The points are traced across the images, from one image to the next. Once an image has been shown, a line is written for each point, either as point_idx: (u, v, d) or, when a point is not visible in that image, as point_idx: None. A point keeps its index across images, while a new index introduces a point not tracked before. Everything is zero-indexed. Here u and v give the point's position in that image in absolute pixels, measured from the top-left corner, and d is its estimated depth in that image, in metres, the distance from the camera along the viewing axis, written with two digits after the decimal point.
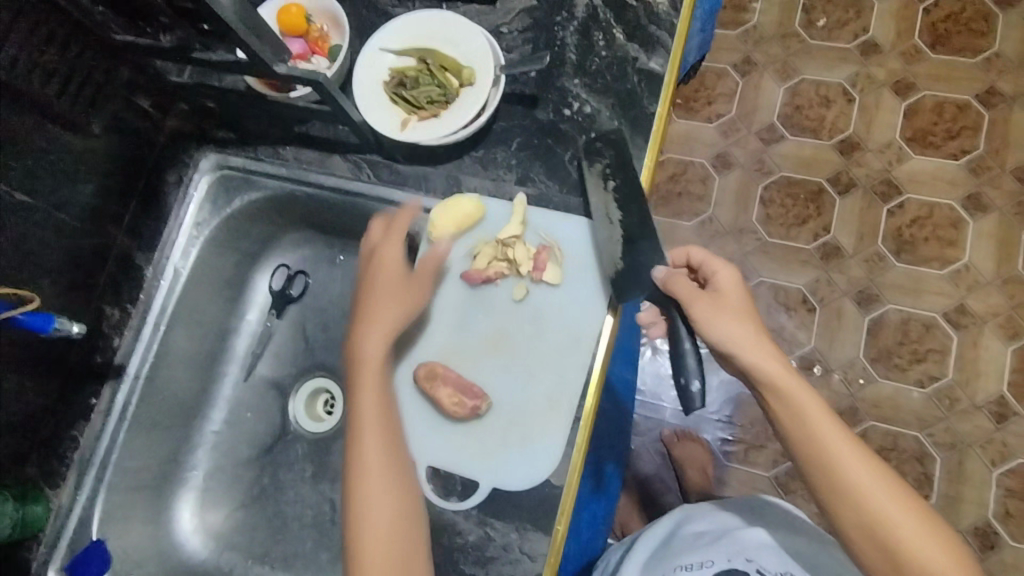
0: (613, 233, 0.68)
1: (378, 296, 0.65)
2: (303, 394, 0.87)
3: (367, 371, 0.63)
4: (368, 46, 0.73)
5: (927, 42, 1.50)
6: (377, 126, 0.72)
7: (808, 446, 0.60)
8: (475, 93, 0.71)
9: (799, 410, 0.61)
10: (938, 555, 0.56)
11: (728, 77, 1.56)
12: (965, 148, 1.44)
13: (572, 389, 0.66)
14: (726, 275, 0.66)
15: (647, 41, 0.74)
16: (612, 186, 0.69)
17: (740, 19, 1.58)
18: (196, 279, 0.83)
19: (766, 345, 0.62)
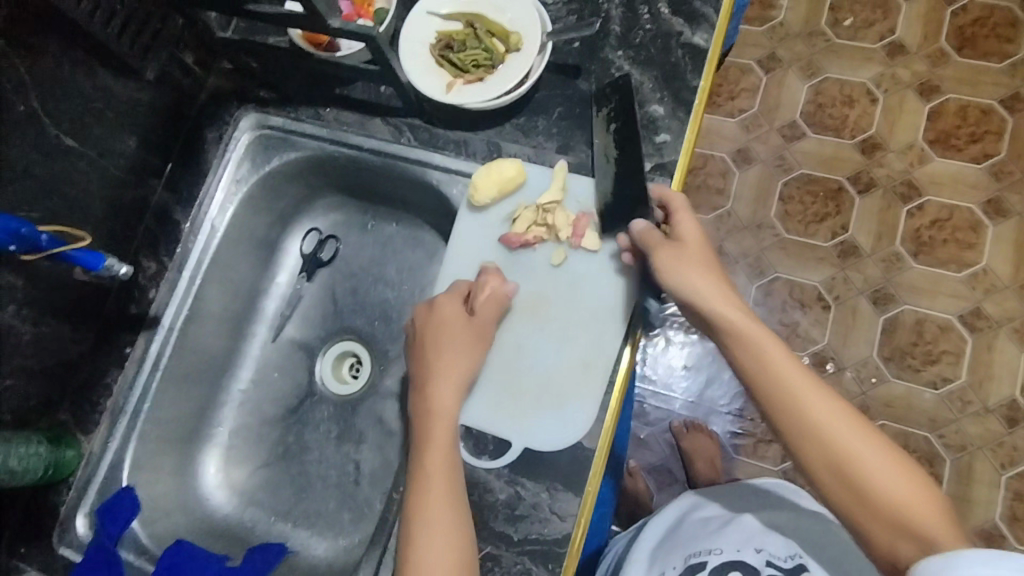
0: (607, 168, 0.70)
1: (444, 346, 0.66)
2: (331, 355, 0.88)
3: (438, 409, 0.63)
4: (416, 9, 0.74)
5: (954, 46, 1.50)
6: (423, 88, 0.72)
7: (767, 385, 0.60)
8: (521, 60, 0.72)
9: (755, 348, 0.61)
10: (903, 487, 0.54)
11: (752, 73, 1.56)
12: (988, 152, 1.44)
13: (607, 355, 0.67)
14: (689, 225, 0.65)
15: (691, 17, 0.74)
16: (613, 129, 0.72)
17: (766, 16, 1.58)
18: (230, 237, 0.83)
19: (721, 287, 0.63)
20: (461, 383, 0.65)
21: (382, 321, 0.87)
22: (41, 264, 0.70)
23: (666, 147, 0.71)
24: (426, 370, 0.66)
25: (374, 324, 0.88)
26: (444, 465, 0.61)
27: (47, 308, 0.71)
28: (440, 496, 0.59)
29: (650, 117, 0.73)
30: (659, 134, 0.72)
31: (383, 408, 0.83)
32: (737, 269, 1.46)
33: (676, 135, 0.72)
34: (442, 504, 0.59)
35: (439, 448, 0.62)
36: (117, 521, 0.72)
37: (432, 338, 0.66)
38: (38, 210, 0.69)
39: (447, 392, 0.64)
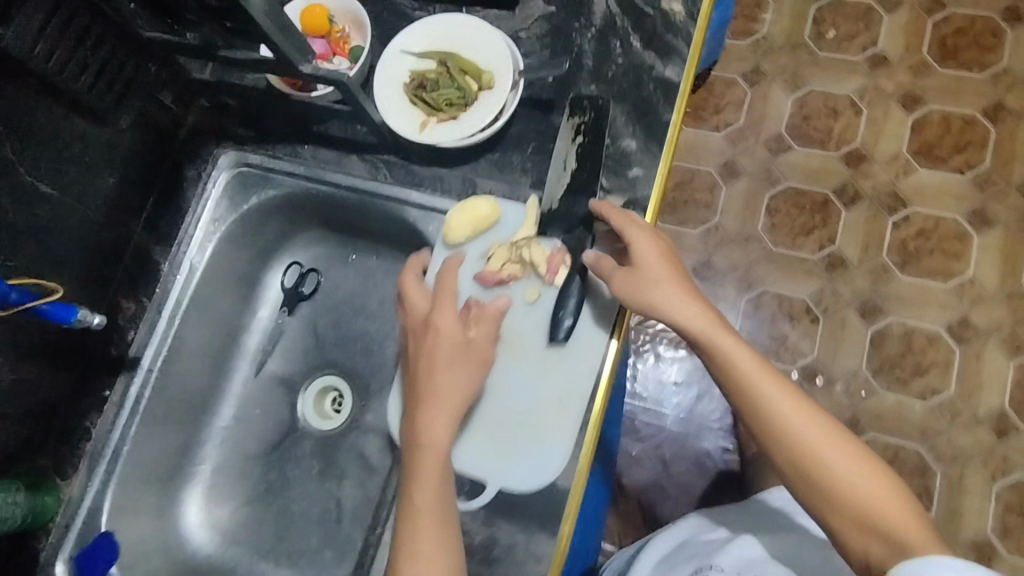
0: (562, 178, 0.72)
1: (440, 370, 0.64)
2: (313, 390, 0.88)
3: (432, 436, 0.62)
4: (390, 48, 0.74)
5: (936, 56, 1.51)
6: (396, 127, 0.72)
7: (744, 396, 0.63)
8: (494, 97, 0.72)
9: (730, 360, 0.63)
10: (871, 488, 0.58)
11: (738, 86, 1.57)
12: (972, 162, 1.45)
13: (581, 393, 0.66)
14: (641, 241, 0.65)
15: (663, 50, 0.75)
16: (579, 141, 0.73)
17: (750, 29, 1.59)
18: (207, 277, 0.83)
19: (694, 300, 0.65)
20: (458, 409, 0.64)
21: (364, 355, 0.88)
22: (16, 320, 0.69)
23: (638, 183, 0.72)
24: (419, 396, 0.64)
25: (355, 358, 0.88)
26: (434, 499, 0.61)
27: (24, 355, 0.71)
28: (427, 528, 0.60)
29: (622, 152, 0.73)
30: (631, 169, 0.72)
31: (365, 443, 0.83)
32: (726, 283, 1.46)
33: (648, 169, 0.72)
34: (431, 532, 0.59)
35: (429, 479, 0.61)
36: (95, 567, 0.73)
37: (425, 360, 0.65)
38: (14, 258, 0.69)
39: (439, 421, 0.63)
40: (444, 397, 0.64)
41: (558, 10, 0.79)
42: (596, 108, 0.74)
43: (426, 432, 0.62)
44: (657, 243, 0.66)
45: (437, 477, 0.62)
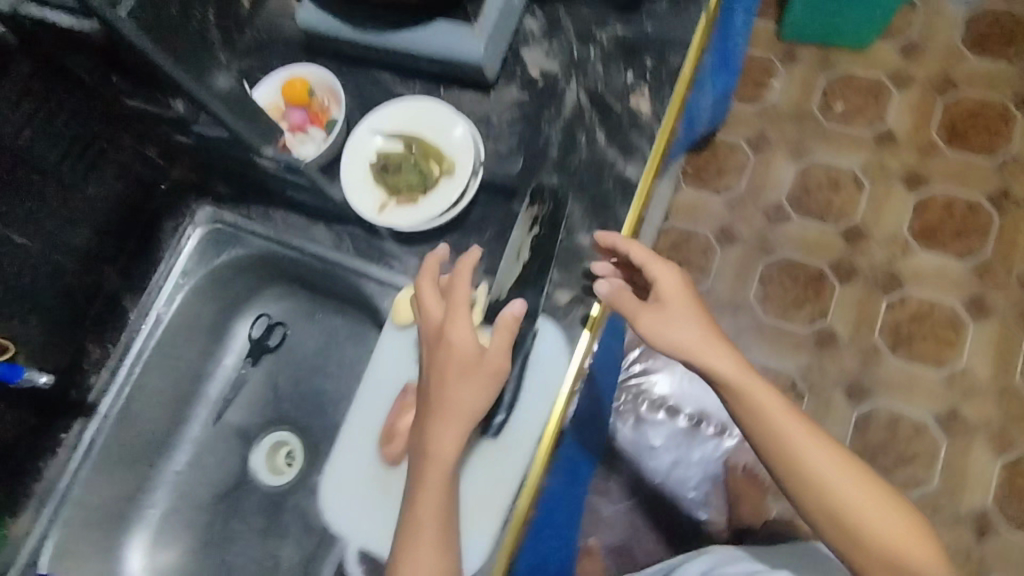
0: (514, 267, 0.72)
1: (452, 387, 0.62)
2: (266, 446, 0.90)
3: (442, 446, 0.61)
4: (361, 125, 0.76)
5: (944, 137, 1.51)
6: (357, 205, 0.74)
7: (771, 439, 0.65)
8: (454, 182, 0.74)
9: (760, 403, 0.65)
10: (889, 527, 0.62)
11: (741, 151, 1.57)
12: (972, 248, 1.43)
13: (507, 488, 0.68)
14: (661, 272, 0.68)
15: (627, 148, 0.76)
16: (535, 231, 0.74)
17: (758, 95, 1.60)
18: (171, 331, 0.87)
19: (720, 338, 0.67)
20: (468, 425, 0.62)
21: (320, 415, 0.90)
22: None
23: (587, 280, 0.73)
24: (430, 409, 0.63)
25: (311, 417, 0.90)
26: (439, 510, 0.61)
27: None
28: (427, 541, 0.60)
29: (575, 246, 0.74)
30: (581, 265, 0.73)
31: (309, 505, 0.86)
32: None
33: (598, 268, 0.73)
34: (433, 545, 0.60)
35: (434, 490, 0.61)
36: None
37: (438, 372, 0.63)
38: None
39: (449, 437, 0.61)
40: (451, 413, 0.61)
41: (531, 98, 0.81)
42: (555, 200, 0.75)
43: (436, 445, 0.62)
44: (678, 275, 0.68)
45: (440, 493, 0.61)
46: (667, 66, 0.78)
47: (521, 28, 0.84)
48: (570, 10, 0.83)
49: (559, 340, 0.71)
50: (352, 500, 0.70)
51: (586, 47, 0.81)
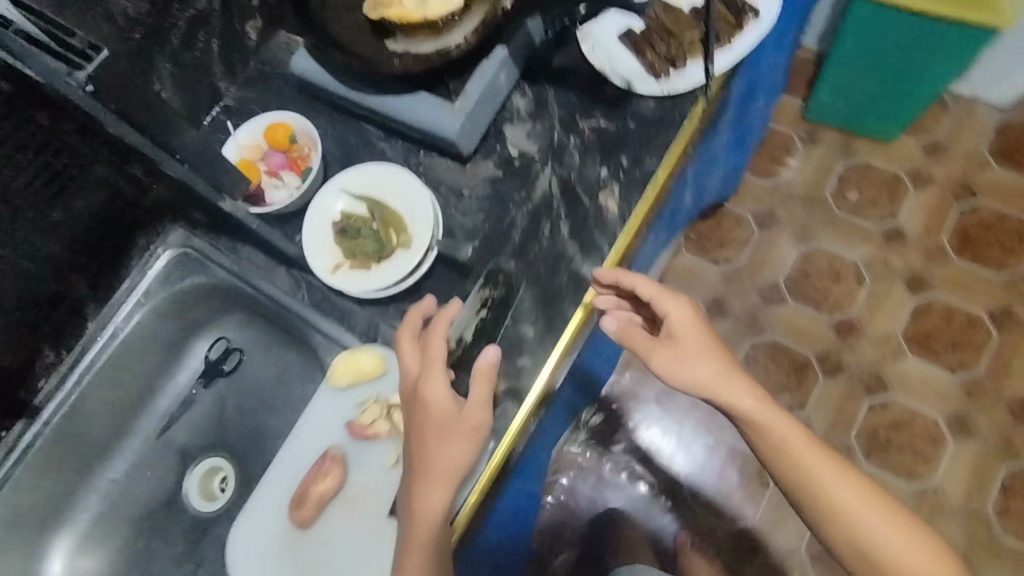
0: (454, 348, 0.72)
1: (430, 443, 0.63)
2: (199, 472, 0.91)
3: (428, 491, 0.63)
4: (330, 184, 0.78)
5: (954, 245, 1.49)
6: (313, 262, 0.75)
7: (782, 462, 0.70)
8: (409, 254, 0.74)
9: (771, 430, 0.70)
10: (902, 541, 0.67)
11: (746, 225, 1.56)
12: (965, 364, 1.40)
13: None
14: (671, 304, 0.70)
15: (587, 245, 0.76)
16: (482, 315, 0.74)
17: (772, 170, 1.59)
18: (126, 345, 0.89)
19: (730, 366, 0.70)
20: (452, 473, 0.63)
21: (259, 448, 0.91)
22: None
23: (523, 372, 0.72)
24: (416, 471, 0.64)
25: (249, 449, 0.91)
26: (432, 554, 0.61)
27: None
28: None
29: (518, 337, 0.74)
30: (519, 357, 0.73)
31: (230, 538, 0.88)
32: None
33: (537, 362, 0.73)
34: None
35: (419, 551, 0.62)
36: None
37: (419, 428, 0.65)
38: None
39: (432, 488, 0.62)
40: (435, 472, 0.63)
41: (505, 176, 0.81)
42: (508, 285, 0.75)
43: (421, 492, 0.63)
44: (685, 308, 0.71)
45: (429, 541, 0.61)
46: (643, 166, 0.78)
47: (508, 104, 0.84)
48: (560, 93, 0.84)
49: None
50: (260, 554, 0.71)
51: (568, 134, 0.82)
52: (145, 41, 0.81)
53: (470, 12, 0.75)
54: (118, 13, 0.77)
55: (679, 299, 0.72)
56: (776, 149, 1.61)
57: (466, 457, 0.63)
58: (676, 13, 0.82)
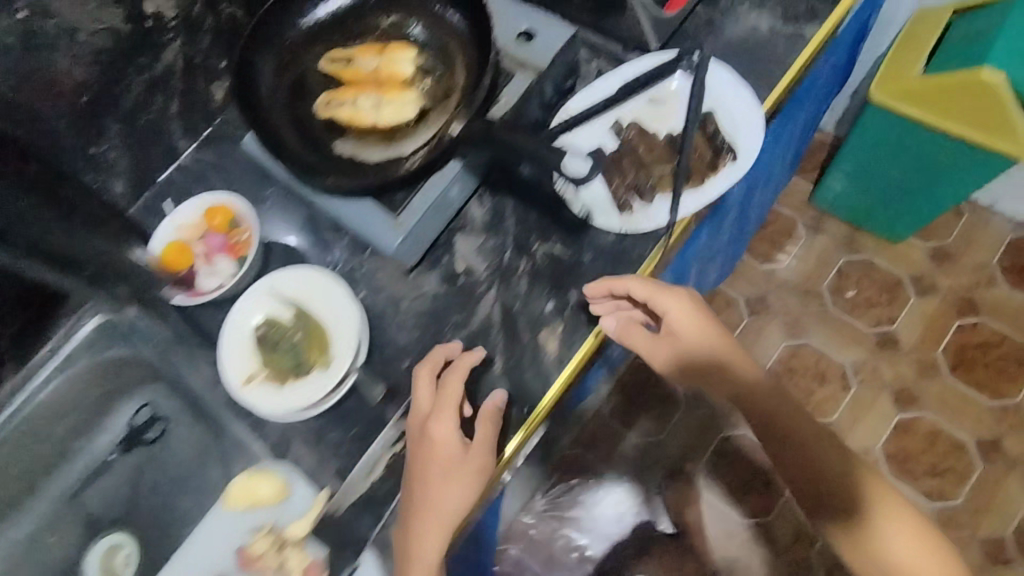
0: (363, 481, 0.69)
1: (434, 483, 0.63)
2: (101, 547, 0.87)
3: (430, 525, 0.62)
4: (259, 282, 0.73)
5: (949, 361, 1.41)
6: (225, 368, 0.70)
7: (786, 449, 0.70)
8: (326, 375, 0.69)
9: (770, 416, 0.71)
10: (913, 548, 0.65)
11: (736, 309, 1.49)
12: (944, 492, 1.32)
13: None
14: (671, 298, 0.70)
15: (518, 386, 0.71)
16: (399, 447, 0.70)
17: (771, 255, 1.52)
18: (44, 409, 0.87)
19: (730, 351, 0.72)
20: (456, 508, 0.63)
21: (167, 528, 0.87)
22: None
23: None
24: (413, 507, 0.63)
25: (156, 527, 0.87)
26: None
27: None
28: None
29: None
30: None
31: None
32: None
33: None
34: None
35: None
36: None
37: (422, 468, 0.64)
38: None
39: (432, 526, 0.62)
40: (433, 514, 0.62)
41: (447, 294, 0.77)
42: None
43: (421, 524, 0.62)
44: (683, 299, 0.71)
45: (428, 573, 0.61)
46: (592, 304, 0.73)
47: (463, 212, 0.79)
48: (519, 208, 0.78)
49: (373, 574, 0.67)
50: None
51: (519, 257, 0.77)
52: (93, 103, 0.76)
53: (427, 122, 0.70)
54: (63, 77, 0.72)
55: (678, 289, 0.72)
56: (777, 233, 1.54)
57: (469, 498, 0.63)
58: (650, 143, 0.77)
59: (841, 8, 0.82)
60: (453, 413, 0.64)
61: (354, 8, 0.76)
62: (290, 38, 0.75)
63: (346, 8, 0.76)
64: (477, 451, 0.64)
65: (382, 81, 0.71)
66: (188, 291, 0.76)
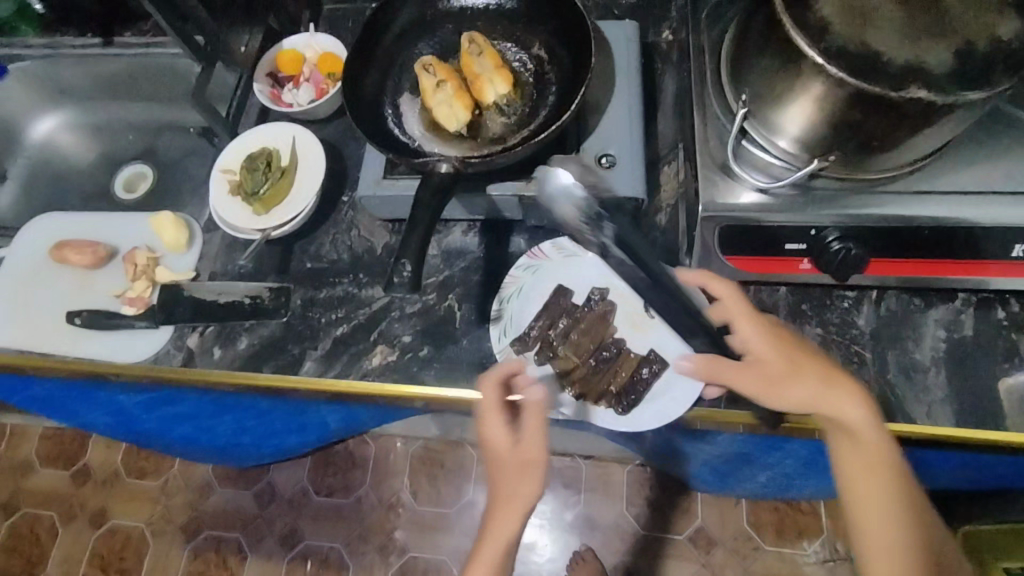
0: (212, 293, 0.85)
1: (501, 481, 0.66)
2: (127, 172, 1.18)
3: (505, 512, 0.66)
4: (292, 127, 0.90)
5: None
6: (224, 152, 0.90)
7: (893, 527, 0.62)
8: (251, 216, 0.86)
9: (890, 483, 0.62)
10: None
11: (687, 520, 1.45)
12: None
13: (31, 343, 0.86)
14: (805, 375, 0.63)
15: (331, 356, 0.80)
16: (246, 300, 0.84)
17: (783, 539, 1.41)
18: (148, 67, 1.13)
19: (872, 434, 0.62)
20: (528, 503, 0.65)
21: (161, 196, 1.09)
22: None
23: (208, 356, 0.82)
24: (493, 502, 0.67)
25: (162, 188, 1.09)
26: (499, 554, 0.66)
27: None
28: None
29: (234, 337, 0.83)
30: (219, 347, 0.83)
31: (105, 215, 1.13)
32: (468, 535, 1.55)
33: (218, 363, 0.82)
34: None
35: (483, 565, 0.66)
36: None
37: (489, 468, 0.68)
38: None
39: (507, 517, 0.65)
40: (509, 506, 0.66)
41: (379, 256, 0.85)
42: (276, 307, 0.83)
43: (501, 518, 0.66)
44: (821, 377, 0.64)
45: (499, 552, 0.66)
46: (422, 370, 0.77)
47: (451, 224, 0.85)
48: (480, 262, 0.83)
49: (159, 337, 0.84)
50: (27, 240, 0.94)
51: (437, 288, 0.82)
52: None
53: (460, 141, 0.76)
54: None
55: (837, 380, 0.64)
56: (791, 526, 1.42)
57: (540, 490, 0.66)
58: (595, 328, 0.76)
59: (932, 432, 0.66)
60: (500, 417, 0.67)
61: (528, 19, 0.81)
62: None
63: (513, 10, 0.82)
64: (530, 445, 0.66)
65: (468, 88, 0.76)
66: (274, 96, 0.94)
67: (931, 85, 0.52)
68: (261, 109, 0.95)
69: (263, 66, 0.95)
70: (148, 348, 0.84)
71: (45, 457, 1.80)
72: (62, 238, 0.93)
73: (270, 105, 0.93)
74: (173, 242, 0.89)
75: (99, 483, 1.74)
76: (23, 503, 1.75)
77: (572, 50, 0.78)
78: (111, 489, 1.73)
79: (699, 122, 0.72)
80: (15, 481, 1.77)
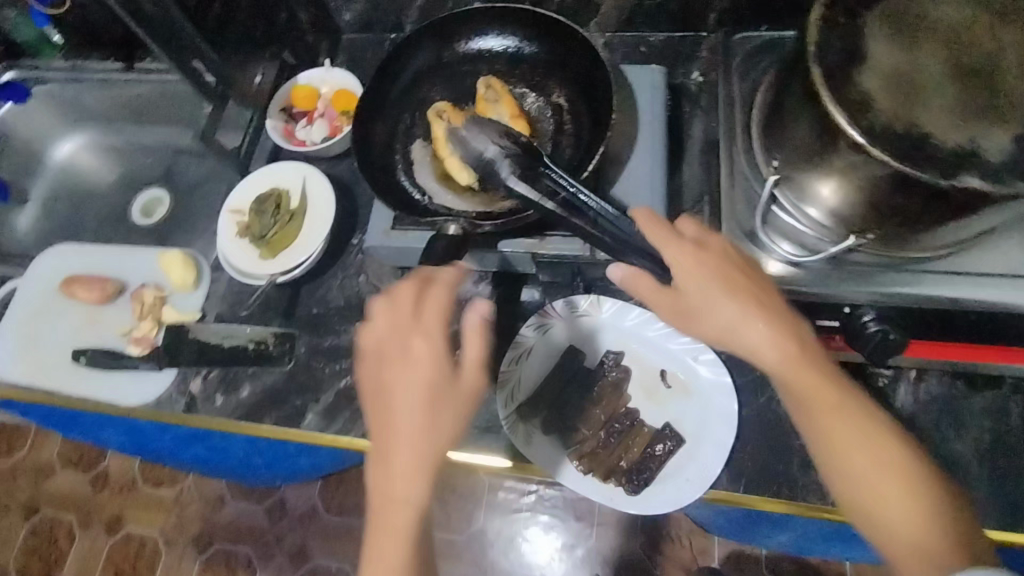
0: (216, 336, 0.83)
1: (407, 412, 0.56)
2: (143, 198, 1.18)
3: (408, 451, 0.55)
4: (304, 167, 0.88)
5: None
6: (235, 190, 0.88)
7: (831, 435, 0.53)
8: (259, 260, 0.84)
9: (806, 385, 0.54)
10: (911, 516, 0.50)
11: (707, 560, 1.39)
12: None
13: (36, 379, 0.85)
14: (703, 288, 0.58)
15: (334, 409, 0.77)
16: (249, 345, 0.82)
17: None
18: (166, 94, 1.12)
19: (772, 346, 0.55)
20: (445, 441, 0.56)
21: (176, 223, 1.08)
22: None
23: (210, 403, 0.81)
24: (381, 444, 0.57)
25: None
26: (413, 508, 0.55)
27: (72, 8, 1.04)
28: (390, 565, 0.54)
29: (237, 384, 0.81)
30: (221, 394, 0.81)
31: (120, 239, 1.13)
32: None
33: (219, 410, 0.80)
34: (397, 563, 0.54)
35: (387, 534, 0.54)
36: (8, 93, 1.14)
37: (392, 396, 0.57)
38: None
39: (412, 453, 0.55)
40: (412, 442, 0.55)
41: None
42: (279, 354, 0.81)
43: (406, 456, 0.55)
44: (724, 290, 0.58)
45: (403, 522, 0.55)
46: None
47: None
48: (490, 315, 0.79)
49: (163, 379, 0.83)
50: (40, 269, 0.94)
51: None
52: None
53: (474, 194, 0.73)
54: None
55: (736, 289, 0.58)
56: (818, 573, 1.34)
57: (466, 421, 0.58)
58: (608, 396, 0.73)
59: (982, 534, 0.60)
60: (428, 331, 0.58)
61: (548, 64, 0.77)
62: (476, 41, 0.80)
63: (533, 54, 0.78)
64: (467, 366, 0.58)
65: None
66: (288, 132, 0.92)
67: (985, 172, 0.47)
68: (274, 145, 0.93)
69: (277, 101, 0.93)
70: (152, 391, 0.82)
71: (66, 460, 1.82)
72: (74, 272, 0.92)
73: (282, 142, 0.90)
74: (180, 280, 0.88)
75: (116, 489, 1.76)
76: (42, 505, 1.78)
77: (592, 100, 0.74)
78: (127, 496, 1.75)
79: (725, 183, 0.68)
80: (37, 483, 1.80)
